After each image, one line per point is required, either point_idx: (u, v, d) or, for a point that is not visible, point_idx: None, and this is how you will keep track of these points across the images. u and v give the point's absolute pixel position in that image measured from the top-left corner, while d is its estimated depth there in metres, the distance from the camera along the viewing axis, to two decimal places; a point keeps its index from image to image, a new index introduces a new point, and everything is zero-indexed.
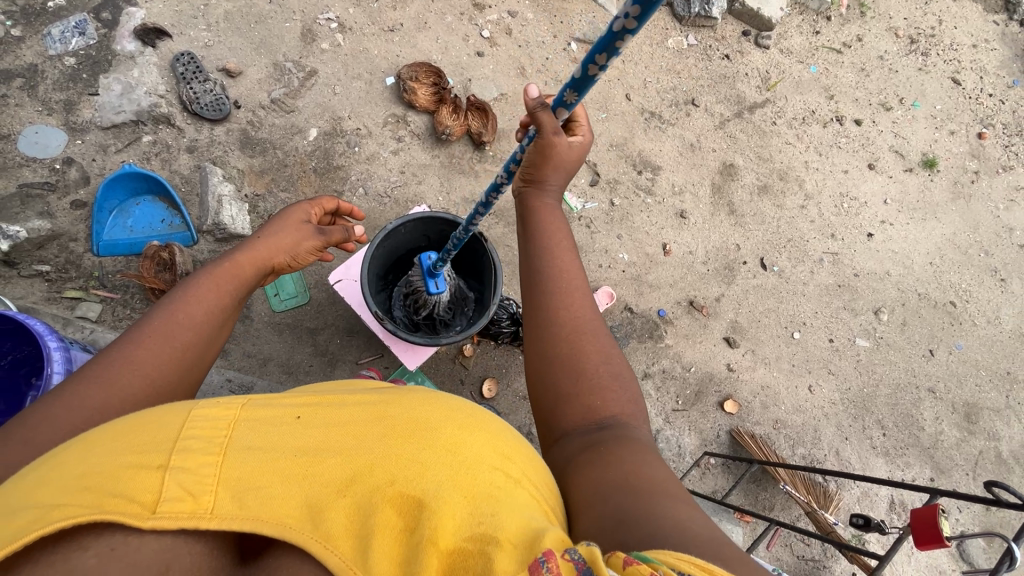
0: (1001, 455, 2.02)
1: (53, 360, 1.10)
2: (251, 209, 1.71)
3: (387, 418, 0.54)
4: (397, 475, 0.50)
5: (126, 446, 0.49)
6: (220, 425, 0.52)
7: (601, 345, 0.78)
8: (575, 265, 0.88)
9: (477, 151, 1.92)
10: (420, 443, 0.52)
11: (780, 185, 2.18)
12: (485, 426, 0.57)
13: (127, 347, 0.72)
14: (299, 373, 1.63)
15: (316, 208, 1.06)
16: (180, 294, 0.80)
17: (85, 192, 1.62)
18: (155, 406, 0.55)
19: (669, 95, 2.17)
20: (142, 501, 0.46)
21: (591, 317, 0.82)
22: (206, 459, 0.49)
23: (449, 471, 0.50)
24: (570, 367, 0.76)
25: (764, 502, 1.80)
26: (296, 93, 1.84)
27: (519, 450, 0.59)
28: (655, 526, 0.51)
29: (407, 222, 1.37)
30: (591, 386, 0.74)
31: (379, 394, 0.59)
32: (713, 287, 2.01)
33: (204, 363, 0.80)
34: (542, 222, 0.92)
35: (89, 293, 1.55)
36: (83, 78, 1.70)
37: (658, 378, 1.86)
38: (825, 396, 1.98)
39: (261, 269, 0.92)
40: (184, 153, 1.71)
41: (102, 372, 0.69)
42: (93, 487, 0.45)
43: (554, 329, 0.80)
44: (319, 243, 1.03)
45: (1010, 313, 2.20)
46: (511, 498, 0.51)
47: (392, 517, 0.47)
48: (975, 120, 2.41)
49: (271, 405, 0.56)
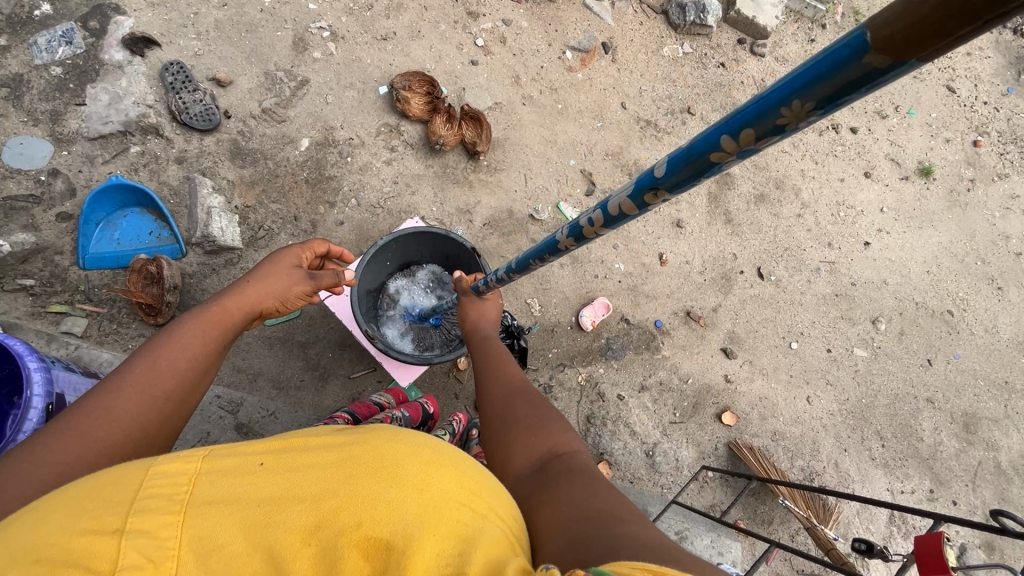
0: (1001, 466, 2.01)
1: (33, 381, 1.07)
2: (240, 220, 1.68)
3: (352, 457, 0.53)
4: (363, 517, 0.48)
5: (82, 513, 0.48)
6: (181, 480, 0.51)
7: (530, 402, 0.89)
8: (508, 359, 1.06)
9: (471, 161, 1.90)
10: (385, 479, 0.50)
11: (777, 194, 2.17)
12: (455, 459, 0.55)
13: (105, 398, 0.71)
14: (290, 388, 1.60)
15: (309, 252, 1.05)
16: (164, 341, 0.80)
17: (71, 205, 1.59)
18: (113, 465, 0.54)
19: (664, 104, 2.15)
20: (100, 569, 0.45)
21: (523, 385, 0.95)
22: (166, 519, 0.48)
23: (417, 509, 0.48)
24: (505, 424, 0.85)
25: (763, 516, 1.78)
26: (287, 102, 1.81)
27: (487, 482, 0.56)
28: (611, 543, 0.51)
29: (398, 238, 1.34)
30: (525, 430, 0.82)
31: (348, 433, 0.57)
32: (710, 297, 2.00)
33: (186, 410, 0.79)
34: (483, 342, 1.13)
35: (74, 308, 1.51)
36: (69, 88, 1.67)
37: (655, 390, 1.84)
38: (823, 407, 1.96)
39: (247, 314, 0.92)
40: (173, 164, 1.68)
41: (77, 424, 0.67)
42: (49, 559, 0.44)
43: (491, 403, 0.93)
44: (308, 288, 1.02)
45: (1008, 322, 2.19)
46: (481, 536, 0.48)
47: (359, 562, 0.46)
48: (971, 128, 2.41)
49: (234, 455, 0.54)
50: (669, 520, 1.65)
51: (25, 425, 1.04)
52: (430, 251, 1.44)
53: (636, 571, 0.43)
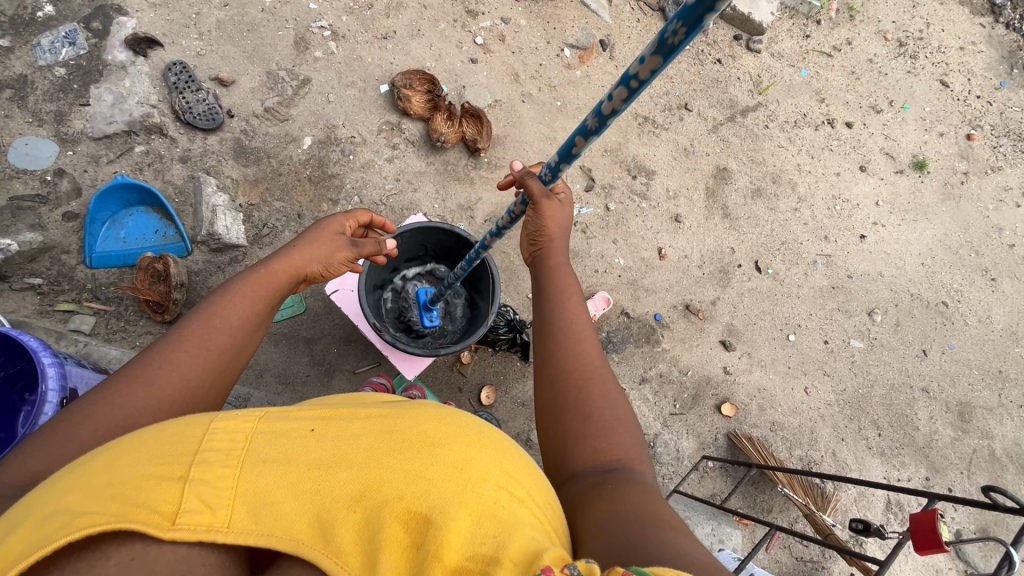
0: (995, 453, 2.04)
1: (48, 376, 1.09)
2: (245, 218, 1.70)
3: (397, 432, 0.55)
4: (406, 491, 0.50)
5: (152, 458, 0.50)
6: (238, 437, 0.53)
7: (607, 390, 0.83)
8: (586, 317, 0.95)
9: (472, 158, 1.92)
10: (430, 459, 0.53)
11: (774, 188, 2.20)
12: (493, 444, 0.58)
13: (165, 348, 0.73)
14: (296, 383, 1.62)
15: (350, 221, 1.05)
16: (219, 299, 0.81)
17: (77, 204, 1.60)
18: (181, 416, 0.56)
19: (662, 100, 2.18)
20: (164, 511, 0.47)
21: (600, 363, 0.88)
22: (224, 472, 0.50)
23: (455, 488, 0.51)
24: (579, 410, 0.80)
25: (762, 504, 1.81)
26: (289, 101, 1.83)
27: (523, 470, 0.59)
28: (648, 548, 0.54)
29: (404, 233, 1.37)
30: (598, 429, 0.78)
31: (391, 406, 0.60)
32: (709, 291, 2.02)
33: (237, 367, 0.79)
34: (553, 277, 1.00)
35: (82, 306, 1.53)
36: (74, 89, 1.69)
37: (655, 382, 1.87)
38: (820, 398, 1.99)
39: (294, 277, 0.92)
40: (178, 163, 1.70)
41: (139, 373, 0.69)
42: (123, 496, 0.47)
43: (565, 373, 0.85)
44: (350, 255, 1.02)
45: (1001, 312, 2.23)
46: (516, 518, 0.51)
47: (399, 532, 0.48)
48: (964, 122, 2.44)
49: (288, 418, 0.56)
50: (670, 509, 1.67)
51: (41, 419, 1.06)
52: (437, 247, 1.47)
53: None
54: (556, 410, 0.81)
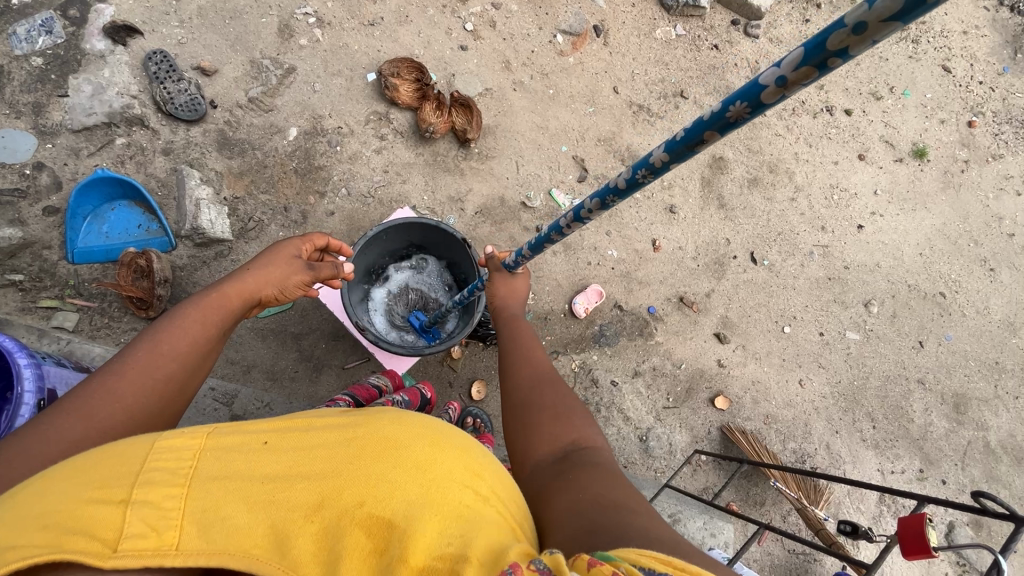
0: (990, 445, 2.03)
1: (24, 377, 1.07)
2: (230, 212, 1.67)
3: (356, 438, 0.54)
4: (367, 496, 0.49)
5: (90, 483, 0.48)
6: (186, 456, 0.52)
7: (559, 389, 0.86)
8: (539, 343, 1.01)
9: (462, 149, 1.88)
10: (390, 462, 0.51)
11: (771, 178, 2.16)
12: (458, 443, 0.57)
13: (108, 380, 0.71)
14: (284, 379, 1.61)
15: (310, 243, 1.05)
16: (166, 327, 0.79)
17: (57, 198, 1.57)
18: (121, 439, 0.54)
19: (657, 87, 2.13)
20: (104, 538, 0.45)
21: (550, 370, 0.92)
22: (170, 491, 0.48)
23: (421, 490, 0.49)
24: (532, 408, 0.82)
25: (755, 497, 1.81)
26: (274, 91, 1.79)
27: (489, 466, 0.57)
28: (616, 529, 0.53)
29: (388, 230, 1.33)
30: (551, 419, 0.79)
31: (352, 414, 0.59)
32: (703, 283, 2.00)
33: (186, 395, 0.80)
34: (512, 328, 1.07)
35: (65, 302, 1.51)
36: (51, 79, 1.64)
37: (648, 375, 1.86)
38: (815, 390, 1.98)
39: (246, 301, 0.92)
40: (160, 155, 1.66)
41: (80, 404, 0.68)
42: (56, 526, 0.44)
43: (517, 387, 0.89)
44: (307, 278, 1.01)
45: (999, 303, 2.20)
46: (481, 516, 0.49)
47: (360, 539, 0.46)
48: (965, 109, 2.39)
49: (239, 433, 0.55)
50: (662, 503, 1.67)
51: (18, 421, 1.05)
52: (424, 245, 1.45)
53: (643, 558, 0.44)
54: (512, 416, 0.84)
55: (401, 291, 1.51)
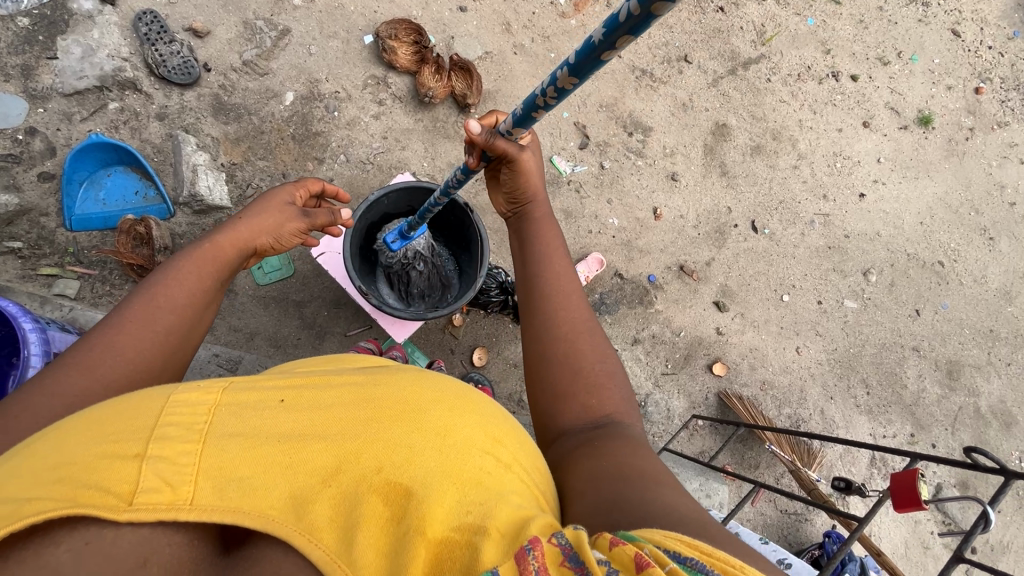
0: (980, 410, 2.07)
1: (29, 342, 1.08)
2: (228, 178, 1.65)
3: (372, 401, 0.54)
4: (384, 462, 0.50)
5: (105, 436, 0.48)
6: (200, 410, 0.52)
7: (596, 345, 0.82)
8: (572, 274, 0.94)
9: (462, 114, 1.85)
10: (406, 427, 0.52)
11: (774, 145, 2.14)
12: (476, 408, 0.58)
13: (108, 333, 0.72)
14: (287, 346, 1.62)
15: (300, 191, 1.04)
16: (162, 279, 0.80)
17: (52, 164, 1.55)
18: (132, 392, 0.55)
19: (661, 51, 2.08)
20: (119, 492, 0.46)
21: (588, 314, 0.87)
22: (186, 448, 0.49)
23: (438, 459, 0.51)
24: (568, 366, 0.79)
25: (750, 461, 1.85)
26: (268, 54, 1.74)
27: (511, 436, 0.59)
28: (638, 509, 0.53)
29: (390, 193, 1.32)
30: (587, 385, 0.78)
31: (368, 373, 0.59)
32: (704, 251, 2.00)
33: (189, 344, 0.80)
34: (537, 235, 0.98)
35: (65, 270, 1.50)
36: (39, 41, 1.59)
37: (647, 343, 1.88)
38: (812, 357, 2.01)
39: (242, 251, 0.91)
40: (155, 121, 1.63)
41: (81, 359, 0.69)
42: (71, 479, 0.45)
43: (552, 331, 0.84)
44: (302, 225, 1.01)
45: (997, 272, 2.21)
46: (502, 487, 0.51)
47: (378, 507, 0.48)
48: (973, 75, 2.35)
49: (254, 389, 0.55)
50: None
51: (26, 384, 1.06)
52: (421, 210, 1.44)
53: (676, 543, 0.45)
54: (545, 366, 0.81)
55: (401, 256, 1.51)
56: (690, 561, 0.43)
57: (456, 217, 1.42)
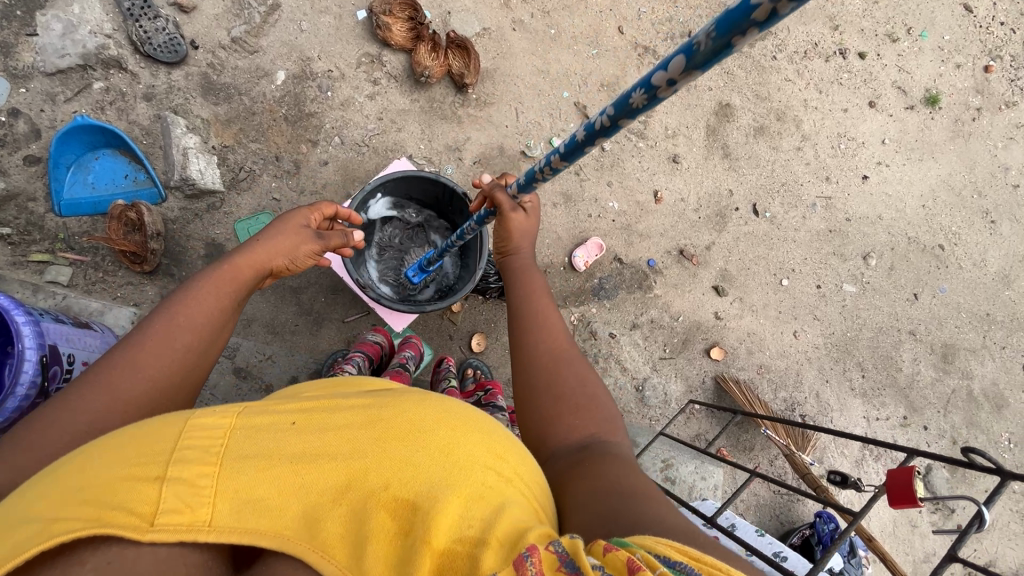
0: (972, 393, 2.10)
1: (23, 335, 1.07)
2: (220, 161, 1.62)
3: (380, 420, 0.54)
4: (392, 478, 0.50)
5: (129, 459, 0.49)
6: (217, 433, 0.52)
7: (578, 370, 0.85)
8: (552, 306, 0.98)
9: (459, 95, 1.80)
10: (415, 445, 0.52)
11: (778, 126, 2.10)
12: (481, 426, 0.57)
13: (130, 351, 0.72)
14: (284, 333, 1.61)
15: (316, 213, 1.04)
16: (183, 299, 0.80)
17: (38, 147, 1.51)
18: (157, 416, 0.55)
19: (665, 27, 2.01)
20: (141, 513, 0.46)
21: (568, 342, 0.90)
22: (203, 469, 0.49)
23: (443, 475, 0.50)
24: (552, 390, 0.82)
25: (745, 443, 1.88)
26: (258, 30, 1.68)
27: (512, 449, 0.58)
28: (633, 523, 0.55)
29: (386, 182, 1.30)
30: (570, 407, 0.79)
31: (375, 395, 0.59)
32: (704, 235, 1.98)
33: (206, 364, 0.79)
34: (521, 277, 1.04)
35: (57, 256, 1.48)
36: (17, 16, 1.53)
37: (646, 328, 1.88)
38: (809, 341, 2.01)
39: (259, 272, 0.91)
40: (142, 101, 1.58)
41: (102, 377, 0.69)
42: (98, 501, 0.46)
43: (535, 360, 0.87)
44: (317, 247, 1.01)
45: (997, 255, 2.21)
46: (503, 498, 0.51)
47: (386, 521, 0.48)
48: (983, 53, 2.29)
49: (269, 412, 0.55)
50: (656, 450, 1.74)
51: (21, 378, 1.06)
52: (418, 198, 1.42)
53: (667, 550, 0.46)
54: (530, 393, 0.83)
55: (396, 246, 1.48)
56: (679, 565, 0.44)
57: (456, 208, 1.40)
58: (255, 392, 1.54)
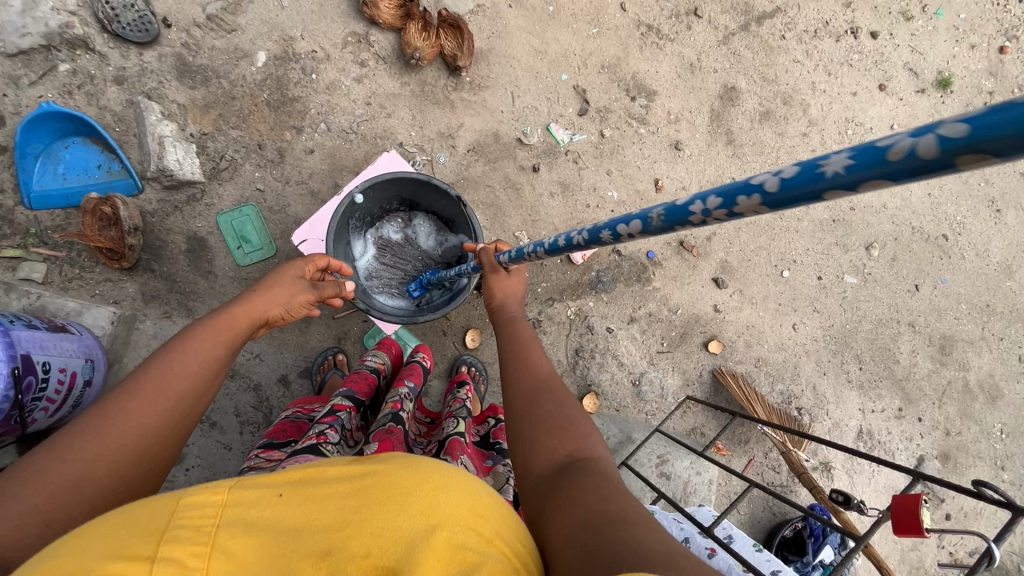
0: (968, 384, 2.10)
1: None
2: (199, 150, 1.53)
3: (369, 487, 0.51)
4: (374, 547, 0.46)
5: (111, 542, 0.45)
6: (208, 511, 0.48)
7: (557, 398, 0.85)
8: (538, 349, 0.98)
9: (452, 78, 1.71)
10: (403, 509, 0.48)
11: (784, 111, 2.02)
12: (472, 485, 0.53)
13: (122, 396, 0.71)
14: (272, 330, 1.55)
15: (311, 264, 1.05)
16: (174, 350, 0.79)
17: (2, 135, 1.41)
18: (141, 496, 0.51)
19: (669, 5, 1.90)
20: None
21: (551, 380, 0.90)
22: (192, 550, 0.45)
23: (426, 536, 0.46)
24: (532, 421, 0.81)
25: (740, 436, 1.88)
26: (235, 7, 1.57)
27: (502, 510, 0.54)
28: (606, 545, 0.51)
29: (374, 185, 1.22)
30: (549, 430, 0.78)
31: (366, 460, 0.55)
32: (705, 226, 1.93)
33: (196, 412, 0.79)
34: (503, 322, 1.06)
35: (29, 252, 1.41)
36: None
37: (644, 321, 1.84)
38: (808, 334, 1.99)
39: (255, 322, 0.92)
40: (113, 85, 1.48)
41: (93, 422, 0.68)
42: None
43: (515, 399, 0.87)
44: (312, 297, 1.02)
45: (1000, 245, 2.17)
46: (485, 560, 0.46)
47: None
48: (999, 32, 2.20)
49: (259, 484, 0.51)
50: (652, 445, 1.72)
51: None
52: (414, 200, 1.35)
53: None
54: (513, 430, 0.82)
55: (389, 247, 1.40)
56: None
57: (450, 209, 1.31)
58: (244, 391, 1.50)
